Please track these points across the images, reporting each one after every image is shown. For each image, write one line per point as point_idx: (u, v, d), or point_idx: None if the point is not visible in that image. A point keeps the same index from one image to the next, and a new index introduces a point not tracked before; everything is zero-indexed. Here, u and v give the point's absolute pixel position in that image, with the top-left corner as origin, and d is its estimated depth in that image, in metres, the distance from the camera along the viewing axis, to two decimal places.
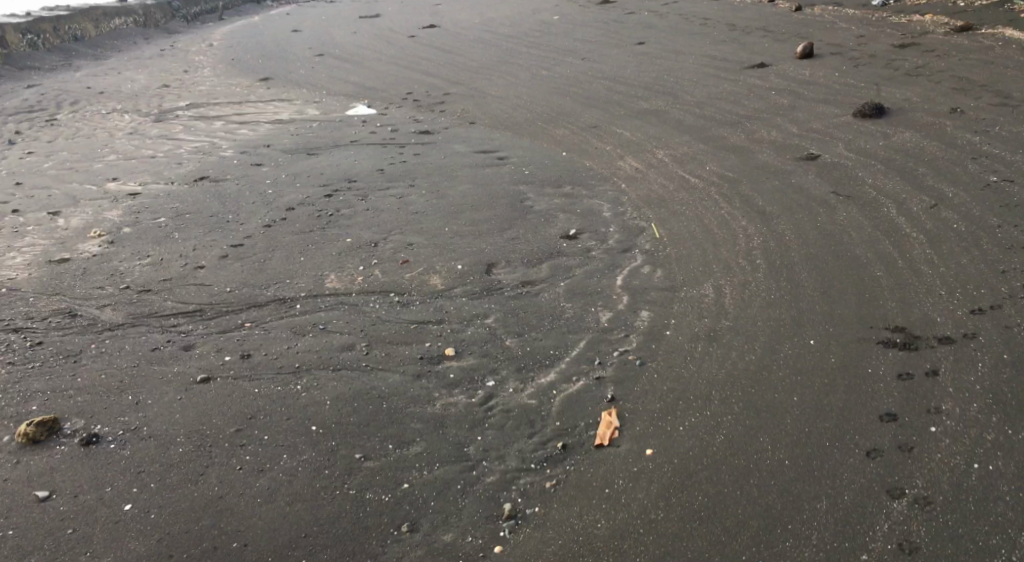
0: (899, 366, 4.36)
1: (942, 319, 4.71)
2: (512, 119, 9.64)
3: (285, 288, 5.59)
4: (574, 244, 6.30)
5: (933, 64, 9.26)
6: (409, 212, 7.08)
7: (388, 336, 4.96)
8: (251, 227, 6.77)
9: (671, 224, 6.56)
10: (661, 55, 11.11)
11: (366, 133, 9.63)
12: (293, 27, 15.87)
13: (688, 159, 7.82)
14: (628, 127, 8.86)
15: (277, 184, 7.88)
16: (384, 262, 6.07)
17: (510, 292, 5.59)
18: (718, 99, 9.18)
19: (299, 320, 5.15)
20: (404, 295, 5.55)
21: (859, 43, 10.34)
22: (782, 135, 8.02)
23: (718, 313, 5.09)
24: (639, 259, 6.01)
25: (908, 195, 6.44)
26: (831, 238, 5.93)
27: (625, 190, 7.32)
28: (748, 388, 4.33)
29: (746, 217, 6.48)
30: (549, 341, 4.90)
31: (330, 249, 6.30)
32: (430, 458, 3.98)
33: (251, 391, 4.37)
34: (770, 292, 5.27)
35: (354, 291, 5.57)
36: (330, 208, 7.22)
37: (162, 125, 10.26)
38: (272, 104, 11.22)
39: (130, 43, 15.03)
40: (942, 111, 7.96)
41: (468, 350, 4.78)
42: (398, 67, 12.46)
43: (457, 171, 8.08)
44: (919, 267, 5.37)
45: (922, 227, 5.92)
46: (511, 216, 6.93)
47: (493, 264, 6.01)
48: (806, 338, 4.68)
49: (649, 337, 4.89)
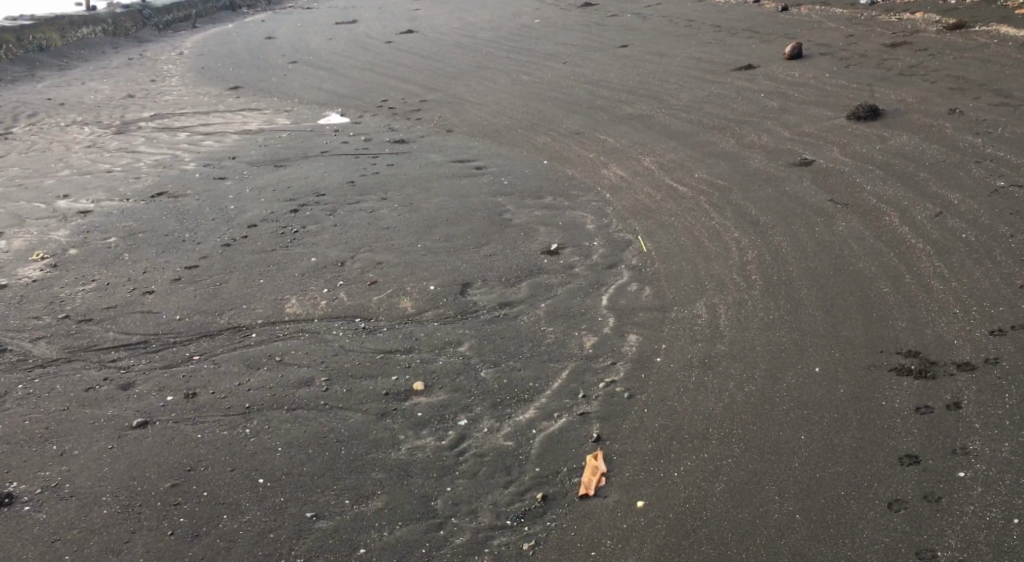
0: (917, 398, 3.94)
1: (959, 342, 4.30)
2: (490, 127, 9.21)
3: (239, 315, 5.13)
4: (555, 261, 5.87)
5: (927, 63, 8.88)
6: (380, 228, 6.63)
7: (352, 369, 4.50)
8: (209, 247, 6.32)
9: (658, 237, 6.13)
10: (644, 58, 10.71)
11: (337, 143, 9.19)
12: (267, 35, 15.40)
13: (675, 166, 7.40)
14: (612, 133, 8.44)
15: (241, 201, 7.42)
16: (351, 283, 5.63)
17: (485, 316, 5.15)
18: (705, 103, 8.77)
19: (254, 352, 4.69)
20: (371, 321, 5.11)
21: (848, 42, 9.98)
22: (773, 139, 7.62)
23: (713, 336, 4.66)
24: (625, 276, 5.58)
25: (910, 203, 6.04)
26: (832, 251, 5.51)
27: (608, 201, 6.90)
28: (750, 425, 3.90)
29: (738, 229, 6.06)
30: (528, 373, 4.46)
31: (293, 270, 5.85)
32: (391, 516, 3.52)
33: (193, 438, 3.91)
34: (768, 312, 4.85)
35: (316, 318, 5.12)
36: (295, 224, 6.78)
37: (123, 138, 9.79)
38: (241, 114, 10.76)
39: (97, 52, 14.56)
40: (940, 112, 7.57)
41: (438, 384, 4.34)
42: (374, 74, 12.01)
43: (431, 183, 7.64)
44: (929, 282, 4.95)
45: (929, 237, 5.51)
46: (489, 230, 6.49)
47: (468, 284, 5.58)
48: (810, 365, 4.25)
49: (637, 366, 4.46)
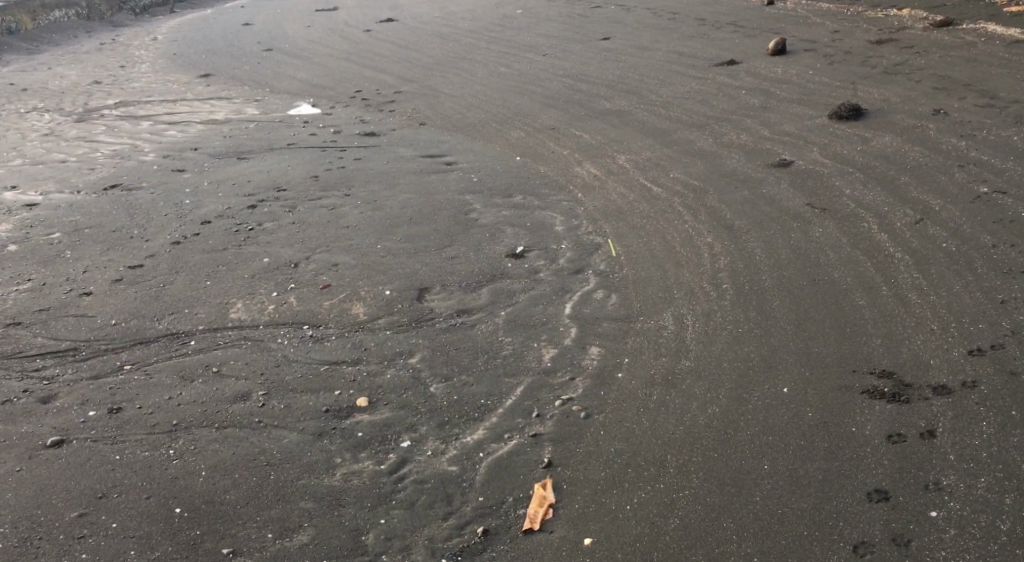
0: (889, 425, 3.70)
1: (936, 362, 4.06)
2: (464, 121, 8.92)
3: (179, 321, 4.86)
4: (519, 265, 5.59)
5: (912, 61, 8.63)
6: (340, 226, 6.35)
7: (293, 382, 4.22)
8: (157, 244, 6.07)
9: (628, 240, 5.87)
10: (625, 51, 10.43)
11: (305, 134, 8.87)
12: (244, 21, 15.02)
13: (650, 165, 7.13)
14: (588, 129, 8.17)
15: (198, 195, 7.13)
16: (302, 286, 5.35)
17: (441, 325, 4.88)
18: (685, 99, 8.50)
19: (190, 363, 4.42)
20: (320, 328, 4.84)
21: (833, 38, 9.72)
22: (752, 138, 7.37)
23: (678, 351, 4.40)
24: (591, 282, 5.31)
25: (890, 208, 5.80)
26: (807, 259, 5.26)
27: (579, 201, 6.63)
28: (711, 452, 3.67)
29: (712, 233, 5.80)
30: (480, 389, 4.19)
31: (242, 272, 5.57)
32: (318, 552, 3.33)
33: (110, 459, 3.71)
34: (738, 325, 4.59)
35: (261, 324, 4.85)
36: (252, 221, 6.50)
37: (83, 126, 9.50)
38: (209, 102, 10.43)
39: (68, 35, 14.17)
40: (924, 113, 7.32)
41: (383, 400, 4.07)
42: (350, 63, 11.69)
43: (398, 179, 7.35)
44: (905, 295, 4.71)
45: (908, 246, 5.26)
46: (453, 230, 6.22)
47: (426, 289, 5.30)
48: (778, 385, 4.00)
49: (596, 382, 4.20)
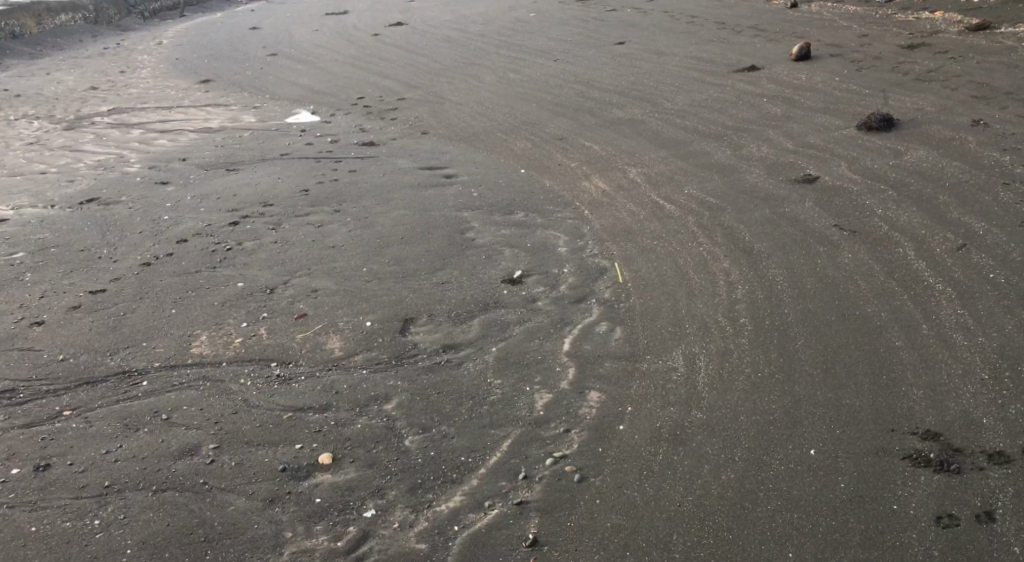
0: (936, 502, 3.24)
1: (988, 422, 3.54)
2: (468, 130, 8.42)
3: (133, 356, 4.37)
4: (516, 292, 5.08)
5: (947, 68, 8.04)
6: (325, 246, 5.86)
7: (251, 432, 3.74)
8: (125, 265, 5.61)
9: (636, 264, 5.34)
10: (640, 56, 9.89)
11: (301, 144, 8.41)
12: (252, 25, 14.59)
13: (664, 179, 6.60)
14: (598, 139, 7.65)
15: (178, 210, 6.67)
16: (276, 316, 4.86)
17: (424, 363, 4.38)
18: (702, 108, 7.95)
19: (137, 406, 3.94)
20: (290, 366, 4.35)
21: (862, 43, 9.14)
22: (773, 150, 6.82)
23: (688, 399, 3.92)
24: (594, 313, 4.79)
25: (927, 231, 5.24)
26: (836, 288, 4.72)
27: (586, 219, 6.11)
28: (725, 534, 3.24)
29: (728, 257, 5.26)
30: (461, 443, 3.71)
31: (214, 298, 5.09)
32: None
33: (26, 531, 3.34)
34: (757, 366, 4.10)
35: (224, 361, 4.36)
36: (231, 240, 6.03)
37: (71, 134, 9.09)
38: (205, 109, 9.99)
39: (73, 40, 13.81)
40: (961, 124, 6.75)
41: (349, 457, 3.61)
42: (355, 68, 11.21)
43: (393, 193, 6.85)
44: (950, 334, 4.16)
45: (949, 275, 4.71)
46: (447, 251, 5.71)
47: (411, 319, 4.79)
48: (803, 446, 3.53)
49: (593, 436, 3.72)
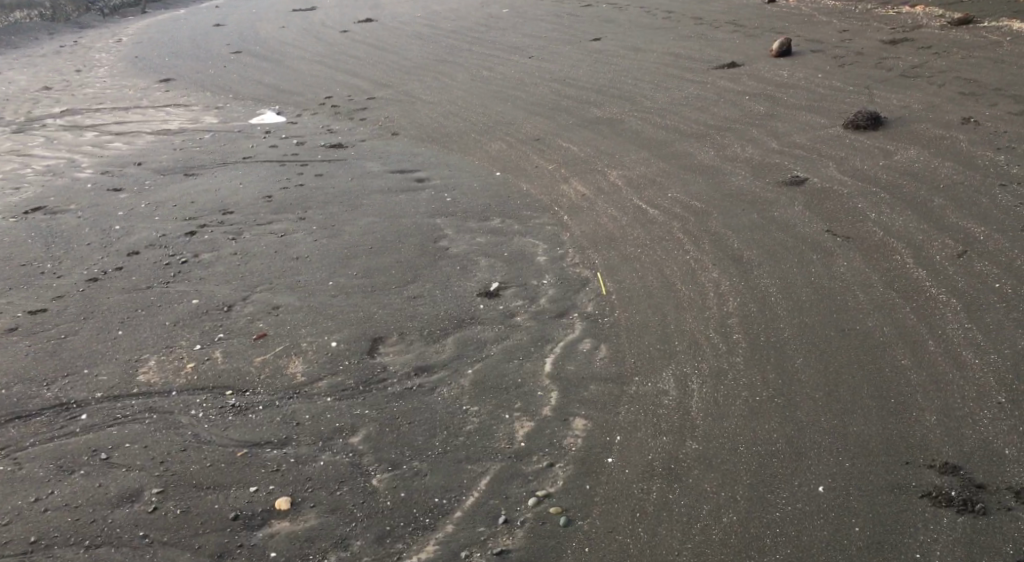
0: (964, 549, 3.03)
1: (1011, 455, 3.34)
2: (439, 131, 8.06)
3: (72, 387, 4.01)
4: (492, 307, 4.73)
5: (932, 63, 7.79)
6: (288, 258, 5.48)
7: (200, 473, 3.43)
8: (69, 281, 5.21)
9: (620, 274, 5.02)
10: (617, 53, 9.58)
11: (265, 146, 8.00)
12: (216, 21, 14.10)
13: (645, 182, 6.28)
14: (576, 139, 7.32)
15: (131, 218, 6.27)
16: (233, 337, 4.49)
17: (394, 389, 4.01)
18: (683, 106, 7.64)
19: (73, 445, 3.60)
20: (246, 394, 3.98)
21: (843, 38, 8.88)
22: (758, 149, 6.53)
23: (680, 427, 3.63)
24: (577, 329, 4.46)
25: (925, 236, 4.95)
26: (833, 299, 4.43)
27: (565, 226, 5.78)
28: None
29: (717, 266, 4.95)
30: (434, 482, 3.40)
31: (166, 317, 4.71)
32: None
33: None
34: (753, 389, 3.80)
35: (173, 391, 3.99)
36: (186, 251, 5.63)
37: (21, 138, 8.63)
38: (164, 110, 9.55)
39: (28, 38, 13.28)
40: (952, 121, 6.48)
41: (309, 501, 3.31)
42: (322, 67, 10.81)
43: (361, 198, 6.48)
44: (958, 349, 3.90)
45: (953, 284, 4.43)
46: (418, 262, 5.36)
47: (380, 339, 4.43)
48: (810, 483, 3.31)
49: (579, 472, 3.44)
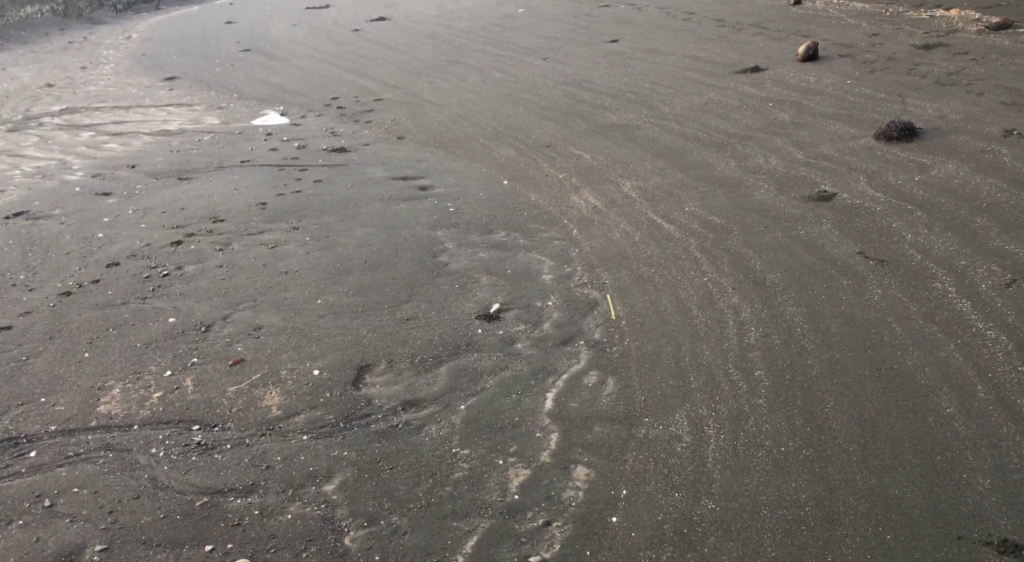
0: None
1: None
2: (446, 135, 7.67)
3: (26, 420, 3.69)
4: (492, 330, 4.31)
5: (969, 70, 7.32)
6: (276, 271, 5.09)
7: (150, 528, 3.18)
8: (40, 295, 4.85)
9: (632, 296, 4.62)
10: (635, 55, 9.16)
11: (265, 148, 7.63)
12: (228, 19, 13.78)
13: (662, 194, 5.87)
14: (589, 147, 6.91)
15: (116, 226, 5.91)
16: (207, 361, 4.09)
17: (377, 427, 3.61)
18: (704, 112, 7.22)
19: (14, 488, 3.36)
20: (214, 429, 3.61)
21: (874, 42, 8.42)
22: (784, 160, 6.10)
23: (696, 483, 3.27)
24: (583, 359, 4.05)
25: (967, 261, 4.52)
26: (868, 331, 4.01)
27: (574, 240, 5.38)
28: None
29: (739, 290, 4.54)
30: (412, 542, 3.11)
31: (137, 337, 4.33)
32: None
33: None
34: (778, 438, 3.42)
35: (135, 425, 3.64)
36: (169, 263, 5.26)
37: (14, 137, 8.32)
38: (165, 109, 9.22)
39: (36, 33, 12.99)
40: (993, 133, 6.03)
41: None
42: (331, 67, 10.44)
43: (360, 208, 6.09)
44: (1012, 398, 3.48)
45: (1002, 318, 3.99)
46: (415, 279, 4.95)
47: (367, 366, 4.01)
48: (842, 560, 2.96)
49: (581, 535, 3.11)
